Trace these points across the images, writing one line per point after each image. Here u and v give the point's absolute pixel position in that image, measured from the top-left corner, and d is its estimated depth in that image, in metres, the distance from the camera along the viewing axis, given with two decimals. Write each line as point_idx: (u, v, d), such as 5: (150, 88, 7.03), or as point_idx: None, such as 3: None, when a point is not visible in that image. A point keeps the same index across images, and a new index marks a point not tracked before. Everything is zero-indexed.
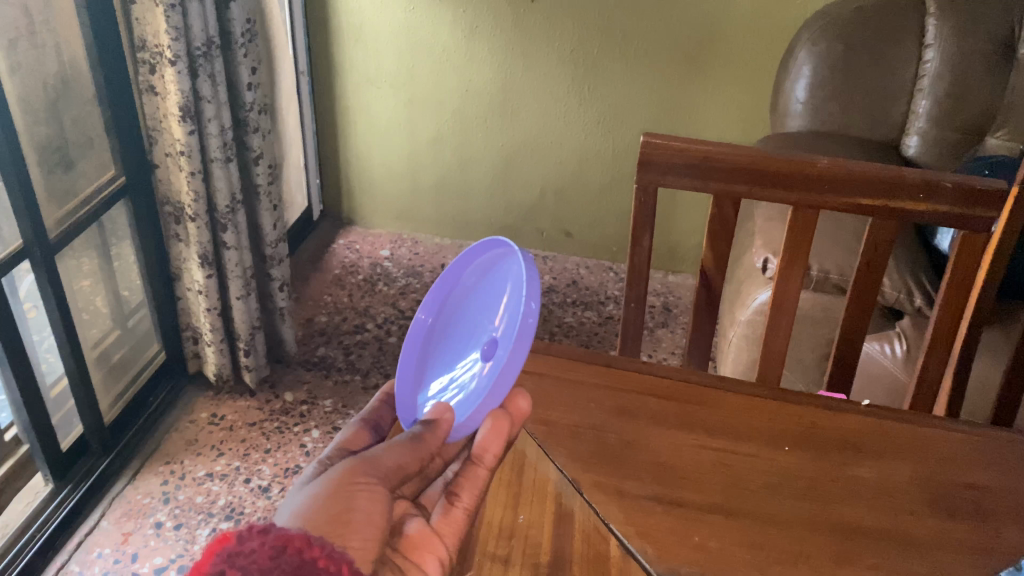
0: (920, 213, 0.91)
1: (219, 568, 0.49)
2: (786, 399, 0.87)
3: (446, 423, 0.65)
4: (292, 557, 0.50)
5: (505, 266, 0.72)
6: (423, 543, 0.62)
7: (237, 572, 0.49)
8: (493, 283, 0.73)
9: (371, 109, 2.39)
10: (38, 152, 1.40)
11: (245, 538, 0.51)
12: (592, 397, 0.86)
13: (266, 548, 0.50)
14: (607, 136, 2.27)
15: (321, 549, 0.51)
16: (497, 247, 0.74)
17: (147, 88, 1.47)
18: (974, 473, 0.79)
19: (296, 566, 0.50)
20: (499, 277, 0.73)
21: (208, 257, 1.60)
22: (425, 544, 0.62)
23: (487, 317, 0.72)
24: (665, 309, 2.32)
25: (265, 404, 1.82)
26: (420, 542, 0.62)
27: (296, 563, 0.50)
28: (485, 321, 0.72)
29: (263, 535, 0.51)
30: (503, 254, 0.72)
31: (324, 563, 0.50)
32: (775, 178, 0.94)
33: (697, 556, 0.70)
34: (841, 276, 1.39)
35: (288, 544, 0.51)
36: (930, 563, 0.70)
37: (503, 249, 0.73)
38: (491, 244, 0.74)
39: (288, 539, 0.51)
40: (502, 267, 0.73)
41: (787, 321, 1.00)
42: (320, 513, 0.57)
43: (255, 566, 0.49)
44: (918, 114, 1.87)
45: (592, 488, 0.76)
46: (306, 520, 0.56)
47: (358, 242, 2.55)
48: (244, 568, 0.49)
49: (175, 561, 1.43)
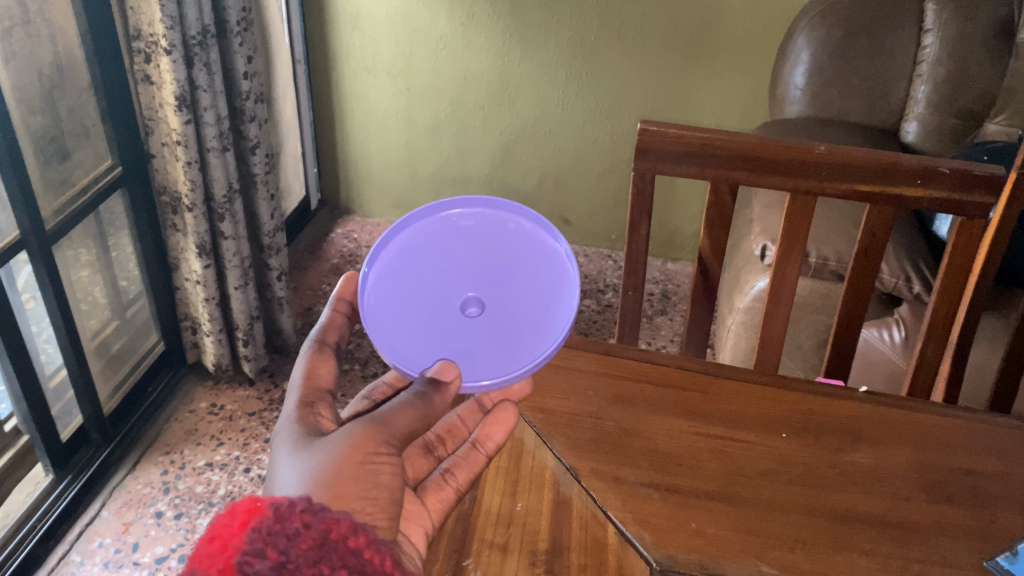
0: (918, 199, 0.91)
1: (260, 546, 0.50)
2: (782, 385, 0.87)
3: (453, 386, 0.66)
4: (336, 544, 0.52)
5: (524, 247, 0.73)
6: (414, 513, 0.71)
7: (280, 554, 0.50)
8: (512, 256, 0.73)
9: (367, 96, 2.38)
10: (34, 141, 1.40)
11: (285, 515, 0.52)
12: (590, 385, 0.87)
13: (311, 532, 0.52)
14: (605, 124, 2.27)
15: (365, 538, 0.53)
16: (524, 219, 0.73)
17: (142, 77, 1.46)
18: (972, 460, 0.79)
19: (341, 554, 0.52)
20: (510, 248, 0.73)
21: (205, 247, 1.59)
22: (417, 516, 0.71)
23: (489, 284, 0.72)
24: (664, 297, 2.32)
25: (264, 393, 1.82)
26: (414, 514, 0.71)
27: (341, 551, 0.52)
28: (485, 281, 0.72)
29: (306, 517, 0.53)
30: (544, 250, 0.73)
31: (369, 554, 0.52)
32: (771, 165, 0.93)
33: (695, 542, 0.70)
34: (839, 263, 1.39)
35: (331, 530, 0.52)
36: (926, 549, 0.70)
37: (528, 228, 0.73)
38: (541, 228, 0.73)
39: (331, 524, 0.53)
40: (534, 258, 0.73)
41: (784, 308, 1.00)
42: (348, 482, 0.59)
43: (300, 551, 0.51)
44: (917, 100, 1.86)
45: (590, 475, 0.76)
46: (332, 496, 0.58)
47: (357, 232, 2.55)
48: (286, 551, 0.51)
49: (176, 551, 1.44)
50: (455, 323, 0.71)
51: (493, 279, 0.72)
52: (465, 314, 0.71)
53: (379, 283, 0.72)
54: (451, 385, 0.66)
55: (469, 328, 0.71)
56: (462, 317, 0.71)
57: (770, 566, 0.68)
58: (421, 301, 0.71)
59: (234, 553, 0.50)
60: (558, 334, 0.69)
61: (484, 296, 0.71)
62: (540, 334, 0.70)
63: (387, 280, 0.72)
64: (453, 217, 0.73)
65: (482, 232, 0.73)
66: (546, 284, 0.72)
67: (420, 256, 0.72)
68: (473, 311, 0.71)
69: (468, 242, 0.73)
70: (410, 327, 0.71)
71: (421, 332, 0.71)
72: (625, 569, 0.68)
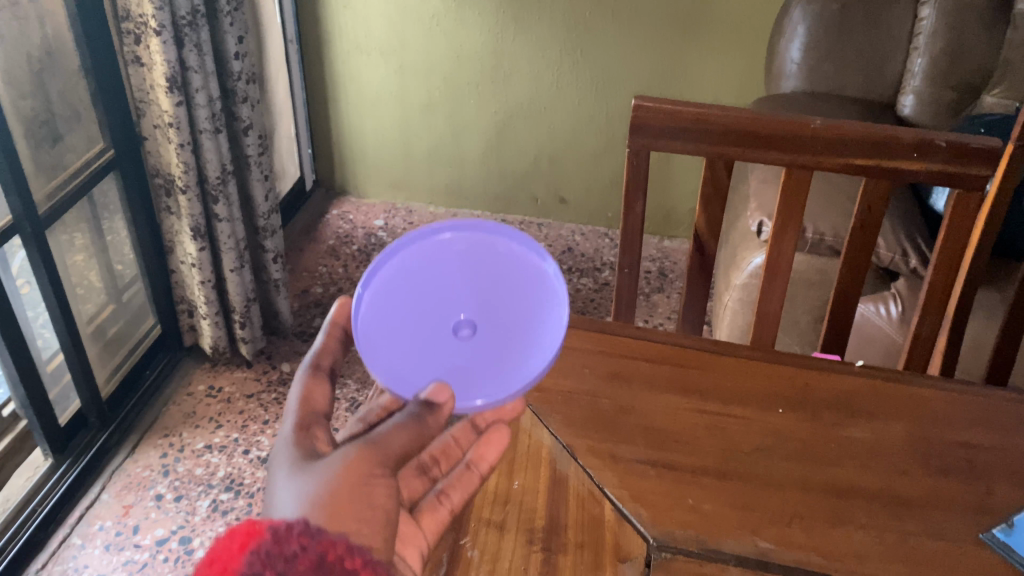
0: (915, 172, 0.91)
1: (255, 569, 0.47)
2: (779, 361, 0.87)
3: (448, 407, 0.62)
4: (334, 566, 0.49)
5: (517, 271, 0.69)
6: (410, 535, 0.65)
7: None
8: (506, 280, 0.69)
9: (361, 76, 2.36)
10: (25, 124, 1.39)
11: (281, 536, 0.49)
12: (585, 363, 0.87)
13: (309, 554, 0.48)
14: (600, 101, 2.25)
15: (363, 559, 0.50)
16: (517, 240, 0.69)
17: (132, 59, 1.44)
18: (968, 432, 0.79)
19: None
20: (504, 273, 0.69)
21: (200, 230, 1.59)
22: (411, 539, 0.64)
23: (483, 309, 0.68)
24: (661, 274, 2.32)
25: (262, 375, 1.81)
26: (409, 538, 0.64)
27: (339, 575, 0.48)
28: (477, 302, 0.68)
29: (303, 539, 0.49)
30: (537, 272, 0.69)
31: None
32: (767, 139, 0.93)
33: (691, 518, 0.70)
34: (836, 238, 1.38)
35: (330, 551, 0.49)
36: (923, 521, 0.70)
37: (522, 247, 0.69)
38: (530, 250, 0.68)
39: (328, 546, 0.49)
40: (526, 283, 0.69)
41: (780, 284, 0.99)
42: (344, 507, 0.55)
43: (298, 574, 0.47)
44: (914, 74, 1.85)
45: (587, 452, 0.77)
46: (326, 518, 0.54)
47: (352, 213, 2.54)
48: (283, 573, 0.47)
49: (176, 532, 1.44)
50: (449, 349, 0.67)
51: (486, 302, 0.68)
52: (457, 335, 0.67)
53: (369, 306, 0.67)
54: (444, 406, 0.62)
55: (462, 348, 0.67)
56: (455, 337, 0.67)
57: (766, 541, 0.69)
58: (412, 329, 0.67)
59: None
60: (551, 351, 0.65)
61: (478, 320, 0.68)
62: (533, 353, 0.67)
63: (376, 307, 0.67)
64: (445, 240, 0.68)
65: (475, 254, 0.68)
66: (541, 308, 0.68)
67: (412, 281, 0.68)
68: (465, 332, 0.67)
69: (461, 267, 0.68)
70: (402, 348, 0.67)
71: (413, 354, 0.67)
72: (622, 545, 0.68)
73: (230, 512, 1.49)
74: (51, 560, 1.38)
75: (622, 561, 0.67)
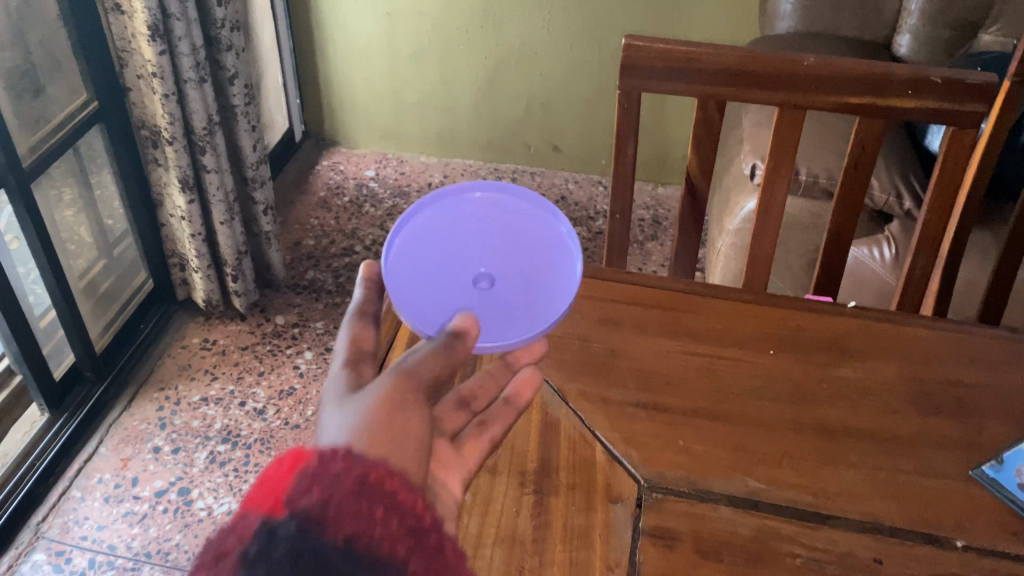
0: (909, 110, 0.89)
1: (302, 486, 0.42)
2: (771, 302, 0.87)
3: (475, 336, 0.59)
4: (377, 489, 0.43)
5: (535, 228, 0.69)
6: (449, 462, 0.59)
7: (323, 494, 0.42)
8: (524, 240, 0.69)
9: (348, 23, 2.31)
10: (5, 76, 1.36)
11: (326, 458, 0.45)
12: (577, 307, 0.86)
13: (353, 475, 0.43)
14: (593, 45, 2.22)
15: (404, 481, 0.45)
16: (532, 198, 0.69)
17: (112, 7, 1.41)
18: (958, 371, 0.79)
19: (385, 499, 0.43)
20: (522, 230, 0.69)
21: (188, 182, 1.57)
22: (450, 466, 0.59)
23: (508, 260, 0.68)
24: (654, 222, 2.30)
25: (256, 327, 1.81)
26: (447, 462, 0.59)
27: (382, 496, 0.43)
28: (498, 254, 0.68)
29: (349, 459, 0.44)
30: (552, 233, 0.69)
31: (411, 499, 0.44)
32: (758, 79, 0.91)
33: (682, 459, 0.71)
34: (829, 180, 1.38)
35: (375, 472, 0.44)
36: (912, 459, 0.71)
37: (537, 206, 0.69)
38: (542, 208, 0.69)
39: (372, 468, 0.44)
40: (544, 244, 0.69)
41: (773, 226, 0.98)
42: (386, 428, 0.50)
43: (344, 491, 0.43)
44: (911, 11, 1.81)
45: (578, 397, 0.77)
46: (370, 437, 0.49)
47: (343, 163, 2.52)
48: (328, 490, 0.42)
49: (175, 484, 1.45)
50: (466, 294, 0.66)
51: (508, 257, 0.68)
52: (476, 288, 0.67)
53: (390, 259, 0.66)
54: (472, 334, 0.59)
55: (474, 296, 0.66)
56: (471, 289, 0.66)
57: (757, 481, 0.69)
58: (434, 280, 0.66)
59: (278, 496, 0.42)
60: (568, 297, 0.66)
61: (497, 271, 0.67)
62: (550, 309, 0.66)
63: (400, 253, 0.67)
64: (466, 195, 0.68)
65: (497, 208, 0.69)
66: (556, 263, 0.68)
67: (434, 238, 0.68)
68: (484, 285, 0.67)
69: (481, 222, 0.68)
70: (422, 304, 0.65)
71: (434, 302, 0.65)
72: (613, 487, 0.68)
73: (227, 463, 1.50)
74: (51, 513, 1.39)
75: (613, 502, 0.67)
